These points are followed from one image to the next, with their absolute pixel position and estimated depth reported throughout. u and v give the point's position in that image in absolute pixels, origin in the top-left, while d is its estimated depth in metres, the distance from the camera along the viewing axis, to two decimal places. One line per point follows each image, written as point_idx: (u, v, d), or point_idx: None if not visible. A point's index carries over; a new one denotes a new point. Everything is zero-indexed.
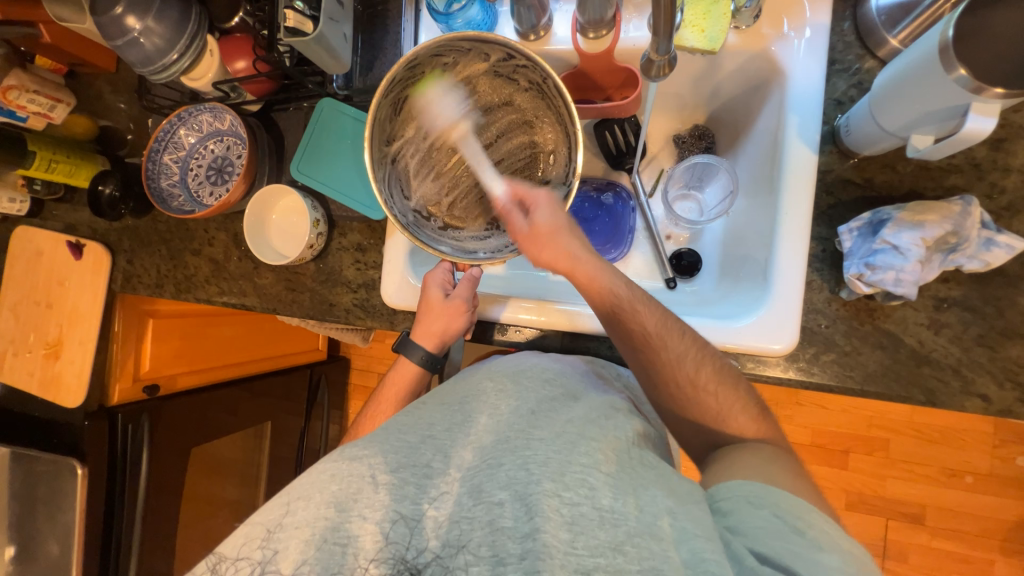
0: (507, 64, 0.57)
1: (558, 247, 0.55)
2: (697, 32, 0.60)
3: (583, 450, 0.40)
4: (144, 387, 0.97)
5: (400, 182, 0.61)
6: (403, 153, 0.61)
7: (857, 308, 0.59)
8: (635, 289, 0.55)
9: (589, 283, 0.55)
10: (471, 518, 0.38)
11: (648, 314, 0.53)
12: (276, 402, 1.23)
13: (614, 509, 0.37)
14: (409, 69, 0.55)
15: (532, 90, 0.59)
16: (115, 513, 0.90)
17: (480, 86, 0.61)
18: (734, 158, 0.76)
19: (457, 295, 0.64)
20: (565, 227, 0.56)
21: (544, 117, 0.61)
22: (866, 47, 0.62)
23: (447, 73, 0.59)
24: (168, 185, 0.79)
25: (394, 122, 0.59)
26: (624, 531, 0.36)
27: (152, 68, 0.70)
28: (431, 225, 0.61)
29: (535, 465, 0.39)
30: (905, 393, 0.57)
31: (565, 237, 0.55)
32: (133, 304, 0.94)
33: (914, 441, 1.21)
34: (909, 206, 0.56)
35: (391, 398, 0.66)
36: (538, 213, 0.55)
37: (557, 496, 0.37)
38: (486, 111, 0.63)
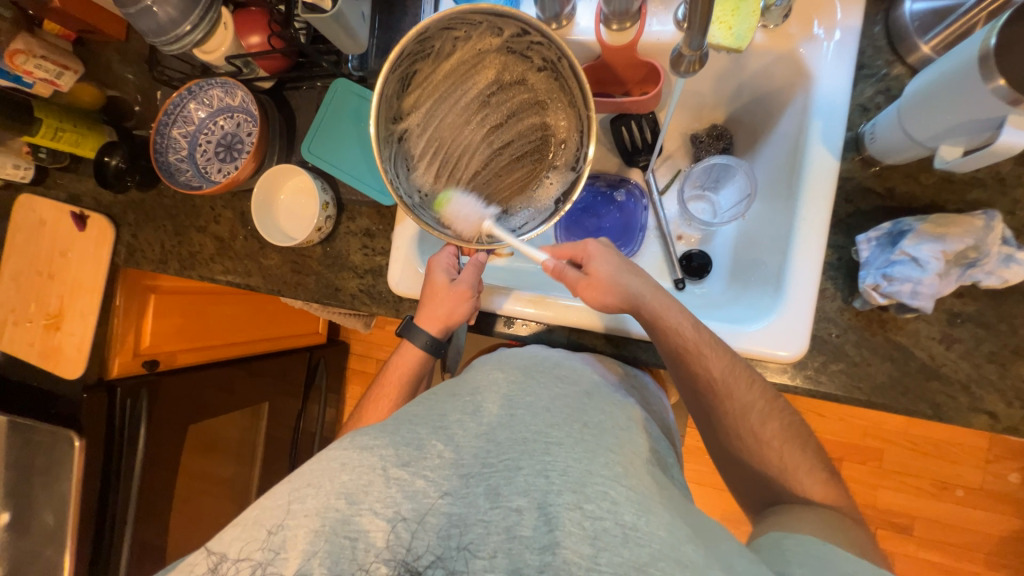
0: (522, 40, 0.54)
1: (617, 289, 0.58)
2: (725, 29, 0.58)
3: (603, 461, 0.40)
4: (143, 362, 0.96)
5: (405, 162, 0.57)
6: (409, 132, 0.57)
7: (869, 318, 0.59)
8: (703, 331, 0.55)
9: (655, 318, 0.57)
10: (486, 523, 0.38)
11: (714, 359, 0.54)
12: (275, 383, 1.23)
13: (637, 526, 0.36)
14: (418, 42, 0.51)
15: (546, 69, 0.56)
16: (112, 488, 0.90)
17: (491, 63, 0.57)
18: (752, 161, 0.74)
19: (462, 280, 0.63)
20: (622, 268, 0.59)
21: (557, 99, 0.57)
22: (896, 53, 0.61)
23: (458, 48, 0.55)
24: (176, 159, 0.77)
25: (401, 98, 0.55)
26: (647, 552, 0.34)
27: (164, 39, 0.68)
28: (435, 207, 0.57)
29: (555, 474, 0.39)
30: (912, 407, 0.57)
31: (625, 278, 0.58)
32: (136, 278, 0.94)
33: (908, 452, 1.21)
34: (932, 218, 0.55)
35: (393, 383, 0.65)
36: (597, 261, 0.59)
37: (579, 508, 0.37)
38: (497, 89, 0.59)
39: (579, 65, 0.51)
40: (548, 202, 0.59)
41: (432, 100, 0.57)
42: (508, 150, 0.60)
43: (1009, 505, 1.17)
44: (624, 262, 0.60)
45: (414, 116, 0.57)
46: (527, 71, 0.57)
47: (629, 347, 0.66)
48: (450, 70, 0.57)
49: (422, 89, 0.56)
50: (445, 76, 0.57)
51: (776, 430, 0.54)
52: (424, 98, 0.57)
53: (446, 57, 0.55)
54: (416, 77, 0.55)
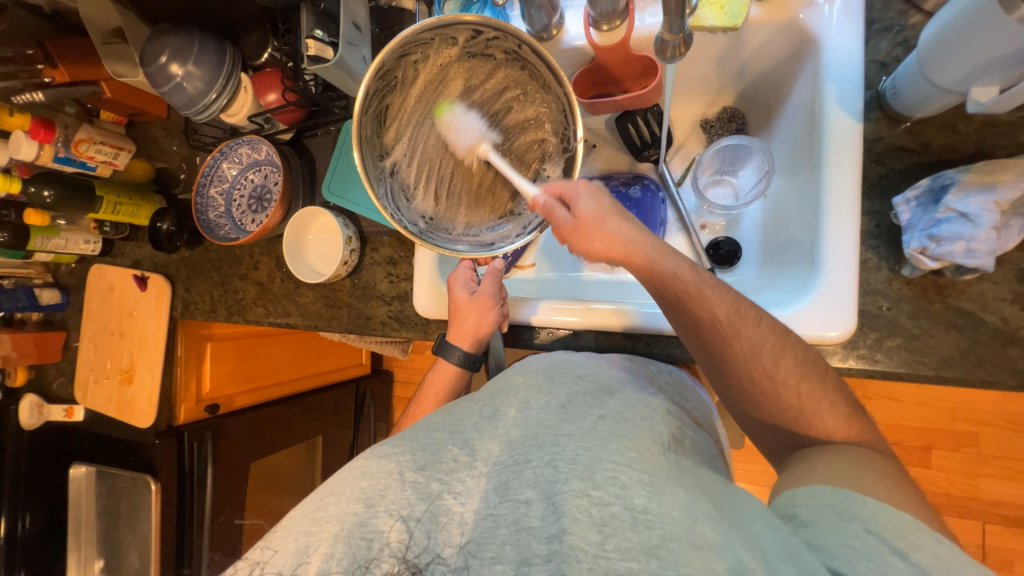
0: (476, 42, 0.55)
1: (608, 232, 0.51)
2: (716, 10, 0.58)
3: (615, 448, 0.39)
4: (206, 407, 1.04)
5: (403, 193, 0.60)
6: (399, 164, 0.60)
7: (923, 286, 0.53)
8: (703, 274, 0.50)
9: (648, 267, 0.50)
10: (495, 517, 0.37)
11: (716, 300, 0.48)
12: (326, 416, 1.28)
13: (648, 509, 0.34)
14: (380, 78, 0.54)
15: (510, 61, 0.57)
16: (189, 523, 0.98)
17: (456, 73, 0.59)
18: (768, 138, 0.71)
19: (484, 290, 0.65)
20: (613, 210, 0.52)
21: (529, 88, 0.58)
22: (909, 2, 0.57)
23: (420, 71, 0.58)
24: (215, 216, 0.84)
25: (381, 135, 0.58)
26: (659, 534, 0.33)
27: (194, 110, 0.76)
28: (442, 227, 0.59)
29: (563, 462, 0.38)
30: (990, 378, 0.51)
31: (614, 221, 0.51)
32: (193, 328, 1.02)
33: (1010, 434, 1.07)
34: (975, 167, 0.50)
35: (431, 399, 0.67)
36: (580, 203, 0.51)
37: (586, 496, 0.36)
38: (469, 96, 0.61)
39: (541, 48, 0.52)
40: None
41: (410, 126, 0.60)
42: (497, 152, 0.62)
43: None
44: (613, 206, 0.52)
45: (399, 148, 0.60)
46: (493, 69, 0.59)
47: (662, 345, 0.64)
48: (421, 93, 0.59)
49: (399, 121, 0.59)
50: (417, 100, 0.59)
51: (843, 407, 0.46)
52: (403, 128, 0.60)
53: (412, 82, 0.58)
54: (389, 112, 0.58)
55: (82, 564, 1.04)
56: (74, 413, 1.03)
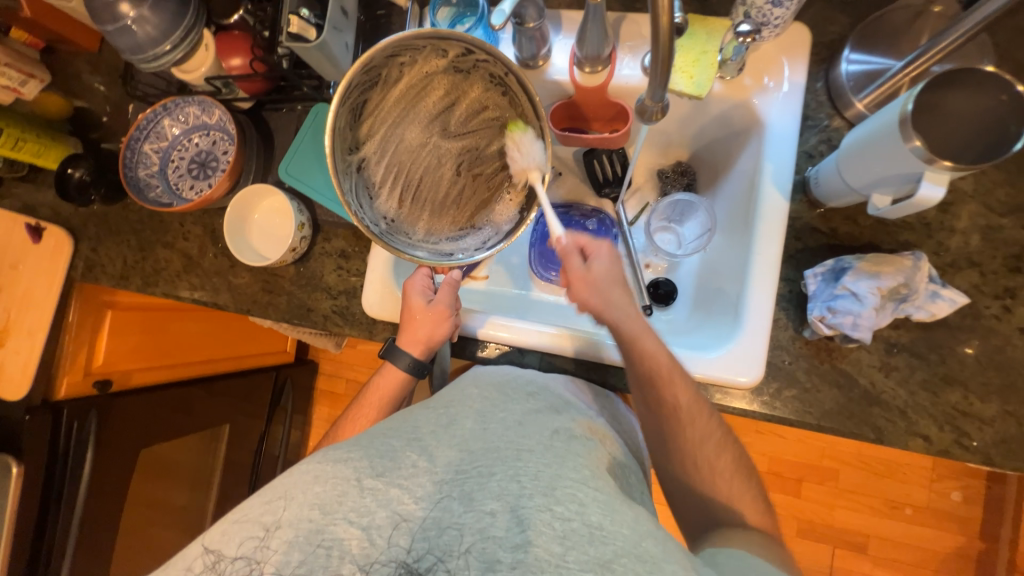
0: (466, 59, 0.57)
1: (609, 300, 0.57)
2: (686, 77, 0.65)
3: (573, 465, 0.42)
4: (94, 383, 0.92)
5: (368, 190, 0.59)
6: (367, 160, 0.59)
7: (818, 347, 0.63)
8: (676, 362, 0.56)
9: (632, 340, 0.56)
10: (460, 525, 0.39)
11: (683, 390, 0.55)
12: (238, 404, 1.19)
13: (603, 526, 0.38)
14: (364, 73, 0.54)
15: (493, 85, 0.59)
16: (51, 516, 0.84)
17: (439, 84, 0.60)
18: (712, 196, 0.80)
19: (439, 301, 0.65)
20: (621, 282, 0.58)
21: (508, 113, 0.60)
22: (835, 108, 0.68)
23: (405, 73, 0.58)
24: (146, 175, 0.76)
25: (355, 128, 0.57)
26: (612, 549, 0.36)
27: (141, 57, 0.68)
28: (402, 229, 0.59)
29: (526, 478, 0.41)
30: (856, 430, 0.61)
31: (618, 292, 0.57)
32: (93, 293, 0.90)
33: (862, 473, 1.27)
34: (868, 256, 0.60)
35: (373, 404, 0.65)
36: (594, 262, 0.58)
37: (550, 510, 0.38)
38: (448, 109, 0.62)
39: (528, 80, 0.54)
40: (512, 215, 0.61)
41: (385, 126, 0.60)
42: (468, 167, 0.63)
43: (953, 523, 1.24)
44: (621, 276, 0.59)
45: (370, 144, 0.59)
46: (477, 88, 0.60)
47: (598, 372, 0.68)
48: (402, 94, 0.59)
49: (375, 118, 0.59)
50: (396, 101, 0.59)
51: None
52: (378, 125, 0.60)
53: (394, 82, 0.58)
54: (366, 107, 0.57)
55: None
56: None
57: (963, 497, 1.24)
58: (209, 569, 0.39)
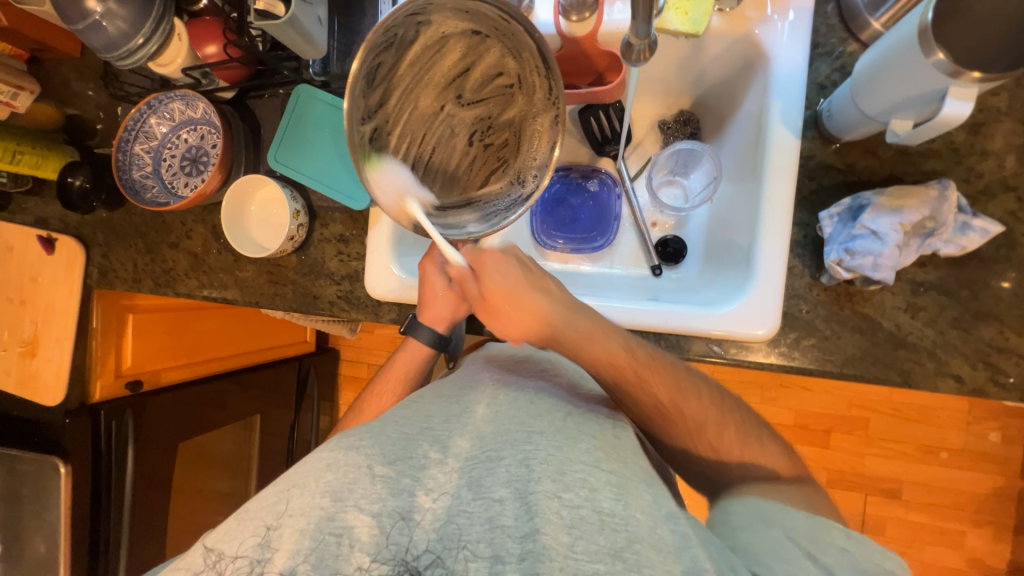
0: (489, 24, 0.56)
1: (519, 312, 0.57)
2: (681, 14, 0.60)
3: (584, 448, 0.43)
4: (126, 383, 0.96)
5: (381, 162, 0.58)
6: (381, 130, 0.58)
7: (837, 292, 0.60)
8: (636, 353, 0.53)
9: (578, 346, 0.54)
10: (469, 513, 0.41)
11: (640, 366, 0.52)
12: (264, 395, 1.23)
13: (614, 512, 0.39)
14: (384, 33, 0.51)
15: (508, 53, 0.58)
16: (104, 507, 0.90)
17: (452, 47, 0.59)
18: (718, 144, 0.75)
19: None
20: (517, 284, 0.58)
21: (521, 84, 0.60)
22: (849, 31, 0.62)
23: (421, 33, 0.56)
24: (140, 176, 0.76)
25: (371, 92, 0.55)
26: (624, 537, 0.38)
27: (116, 54, 0.67)
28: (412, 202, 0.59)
29: (536, 462, 0.42)
30: (882, 376, 0.59)
31: (519, 298, 0.57)
32: (113, 299, 0.91)
33: (893, 419, 1.24)
34: (889, 191, 0.56)
35: (399, 376, 0.67)
36: (493, 274, 0.58)
37: (557, 497, 0.40)
38: (460, 74, 0.61)
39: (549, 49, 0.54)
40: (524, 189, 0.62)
41: (397, 93, 0.59)
42: (479, 136, 0.64)
43: (991, 463, 1.21)
44: (523, 277, 0.58)
45: (382, 111, 0.57)
46: (495, 54, 0.59)
47: None
48: (415, 57, 0.58)
49: (389, 83, 0.57)
50: (409, 64, 0.58)
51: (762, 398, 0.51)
52: (391, 91, 0.58)
53: (410, 43, 0.56)
54: (381, 70, 0.55)
55: None
56: None
57: (1002, 436, 1.20)
58: (211, 568, 0.40)
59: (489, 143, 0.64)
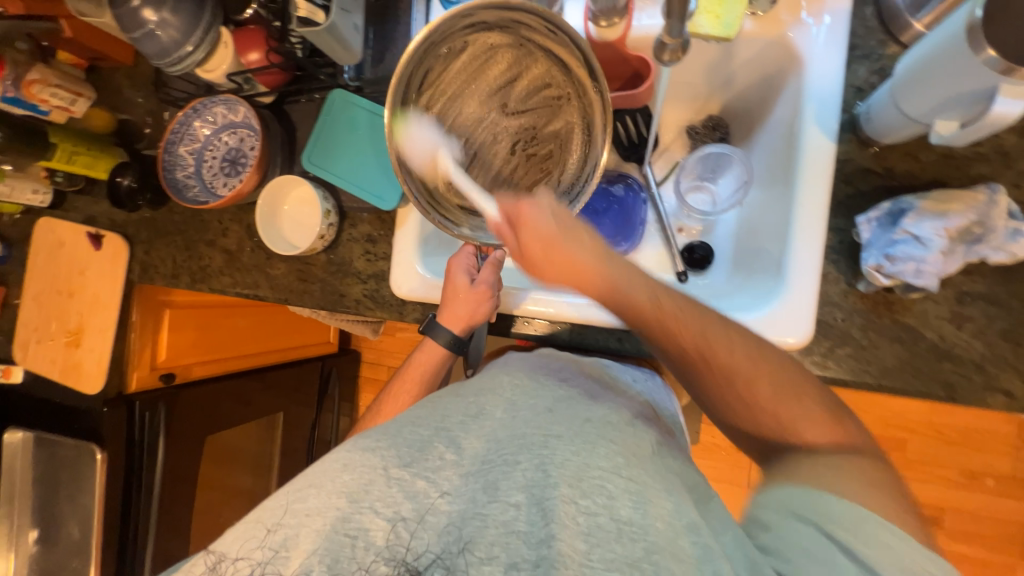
0: (536, 32, 0.59)
1: (559, 259, 0.48)
2: (712, 18, 0.59)
3: (603, 453, 0.43)
4: (160, 376, 1.00)
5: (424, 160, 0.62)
6: (427, 130, 0.62)
7: (875, 300, 0.57)
8: (707, 327, 0.47)
9: (630, 307, 0.48)
10: (484, 516, 0.40)
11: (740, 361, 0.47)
12: (287, 393, 1.25)
13: (632, 522, 0.38)
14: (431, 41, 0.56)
15: (553, 63, 0.61)
16: (133, 495, 0.93)
17: (501, 57, 0.61)
18: (748, 149, 0.74)
19: (482, 281, 0.65)
20: (560, 231, 0.49)
21: (565, 93, 0.62)
22: (889, 33, 0.61)
23: (469, 43, 0.60)
24: (183, 176, 0.80)
25: (418, 95, 0.60)
26: (642, 547, 0.37)
27: (168, 61, 0.72)
28: (447, 198, 0.61)
29: (552, 466, 0.42)
30: (925, 389, 0.56)
31: (563, 245, 0.48)
32: (151, 294, 0.96)
33: (934, 442, 1.17)
34: (932, 195, 0.54)
35: (414, 378, 0.67)
36: (535, 219, 0.49)
37: (574, 503, 0.39)
38: (509, 83, 0.63)
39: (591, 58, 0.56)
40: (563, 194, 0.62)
41: (444, 98, 0.62)
42: (522, 145, 0.65)
43: None
44: (564, 218, 0.50)
45: (428, 114, 0.61)
46: (542, 64, 0.61)
47: (633, 341, 0.66)
48: (463, 65, 0.61)
49: (437, 88, 0.61)
50: (460, 72, 0.61)
51: None
52: (438, 95, 0.62)
53: (458, 53, 0.60)
54: (430, 75, 0.60)
55: (13, 534, 0.97)
56: (12, 374, 0.97)
57: None
58: (210, 570, 0.40)
59: (534, 151, 0.65)
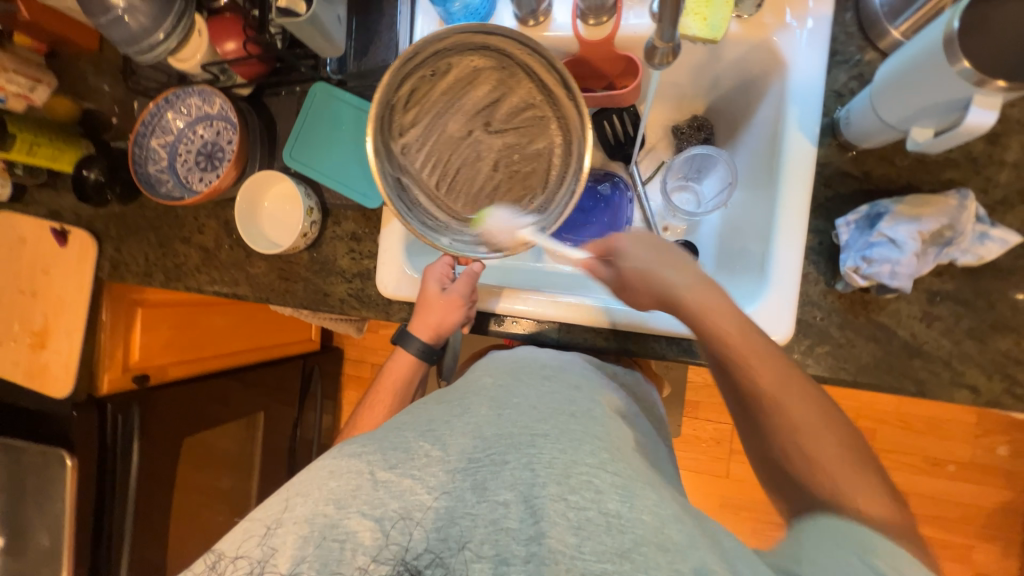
0: (517, 53, 0.60)
1: (650, 287, 0.57)
2: (699, 20, 0.59)
3: (589, 450, 0.42)
4: (133, 377, 0.96)
5: (407, 174, 0.63)
6: (410, 146, 0.63)
7: (852, 300, 0.59)
8: (750, 335, 0.50)
9: (695, 317, 0.52)
10: (473, 515, 0.40)
11: (764, 368, 0.48)
12: (269, 392, 1.22)
13: (620, 514, 0.38)
14: (415, 62, 0.58)
15: (538, 85, 0.62)
16: (108, 501, 0.90)
17: (486, 78, 0.63)
18: (732, 150, 0.75)
19: (455, 290, 0.65)
20: (658, 260, 0.57)
21: (547, 114, 0.63)
22: (867, 39, 0.62)
23: (454, 64, 0.61)
24: (156, 170, 0.76)
25: (403, 114, 0.61)
26: (630, 538, 0.37)
27: (137, 49, 0.69)
28: (432, 214, 0.64)
29: (541, 466, 0.41)
30: (897, 385, 0.58)
31: (660, 273, 0.56)
32: (121, 291, 0.93)
33: (901, 431, 1.23)
34: (907, 199, 0.56)
35: (388, 389, 0.68)
36: (629, 251, 0.58)
37: (563, 499, 0.39)
38: (495, 103, 0.65)
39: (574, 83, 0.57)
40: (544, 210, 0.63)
41: (427, 116, 0.63)
42: (505, 162, 0.66)
43: (998, 477, 1.20)
44: (659, 246, 0.58)
45: (413, 132, 0.63)
46: (525, 86, 0.63)
47: (619, 340, 0.67)
48: (448, 86, 0.63)
49: (421, 107, 0.63)
50: (444, 92, 0.63)
51: None
52: (423, 113, 0.63)
53: (443, 74, 0.62)
54: (414, 95, 0.61)
55: None
56: None
57: (1010, 450, 1.19)
58: (210, 569, 0.40)
59: (516, 169, 0.66)
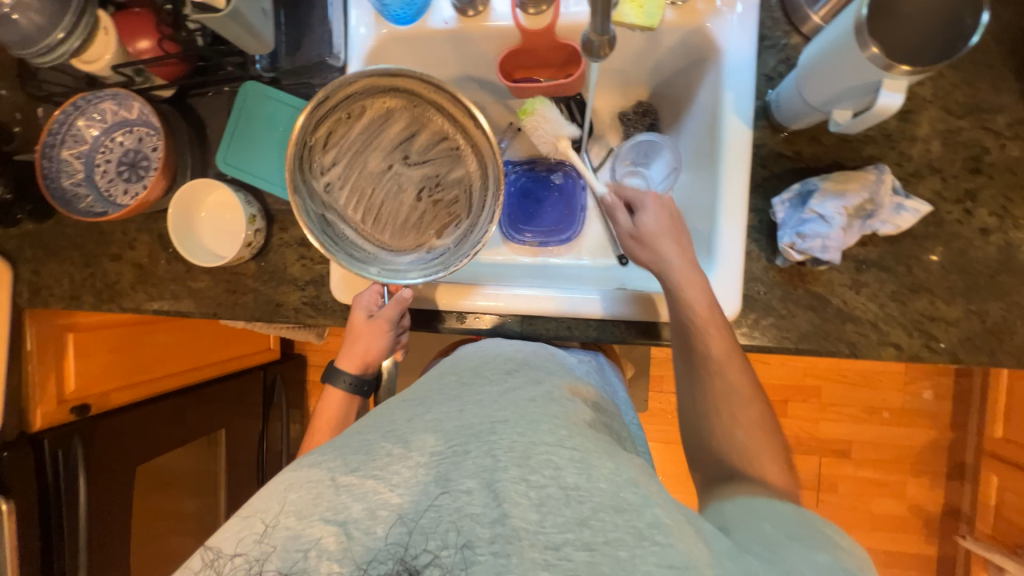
0: (422, 90, 0.60)
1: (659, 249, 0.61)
2: (636, 8, 0.62)
3: (548, 429, 0.43)
4: (72, 409, 0.89)
5: (331, 211, 0.62)
6: (332, 184, 0.62)
7: (790, 274, 0.63)
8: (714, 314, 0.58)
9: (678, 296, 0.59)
10: (437, 508, 0.39)
11: (716, 339, 0.57)
12: (229, 408, 1.17)
13: (580, 487, 0.38)
14: (325, 107, 0.57)
15: (449, 117, 0.62)
16: (55, 542, 0.84)
17: (399, 115, 0.63)
18: (676, 134, 0.77)
19: (382, 315, 0.65)
20: (670, 228, 0.62)
21: (463, 143, 0.63)
22: (791, 24, 0.65)
23: (366, 105, 0.61)
24: (72, 184, 0.71)
25: (321, 154, 0.61)
26: (590, 507, 0.37)
27: (34, 50, 0.63)
28: (359, 248, 0.62)
29: (501, 452, 0.41)
30: (833, 349, 0.63)
31: (668, 240, 0.61)
32: (48, 320, 0.85)
33: (842, 385, 1.34)
34: (833, 177, 0.60)
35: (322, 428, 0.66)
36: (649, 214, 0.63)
37: (524, 481, 0.39)
38: (411, 137, 0.64)
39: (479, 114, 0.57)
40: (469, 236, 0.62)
41: (346, 155, 0.63)
42: (428, 193, 0.66)
43: (924, 419, 1.33)
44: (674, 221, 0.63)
45: (334, 170, 0.62)
46: (438, 121, 0.63)
47: (582, 328, 0.68)
48: (363, 127, 0.62)
49: (339, 147, 0.62)
50: (360, 133, 0.63)
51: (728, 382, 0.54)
52: (340, 153, 0.63)
53: (357, 116, 0.62)
54: (330, 137, 0.61)
55: None
56: None
57: (934, 394, 1.33)
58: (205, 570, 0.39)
59: (439, 198, 0.65)
